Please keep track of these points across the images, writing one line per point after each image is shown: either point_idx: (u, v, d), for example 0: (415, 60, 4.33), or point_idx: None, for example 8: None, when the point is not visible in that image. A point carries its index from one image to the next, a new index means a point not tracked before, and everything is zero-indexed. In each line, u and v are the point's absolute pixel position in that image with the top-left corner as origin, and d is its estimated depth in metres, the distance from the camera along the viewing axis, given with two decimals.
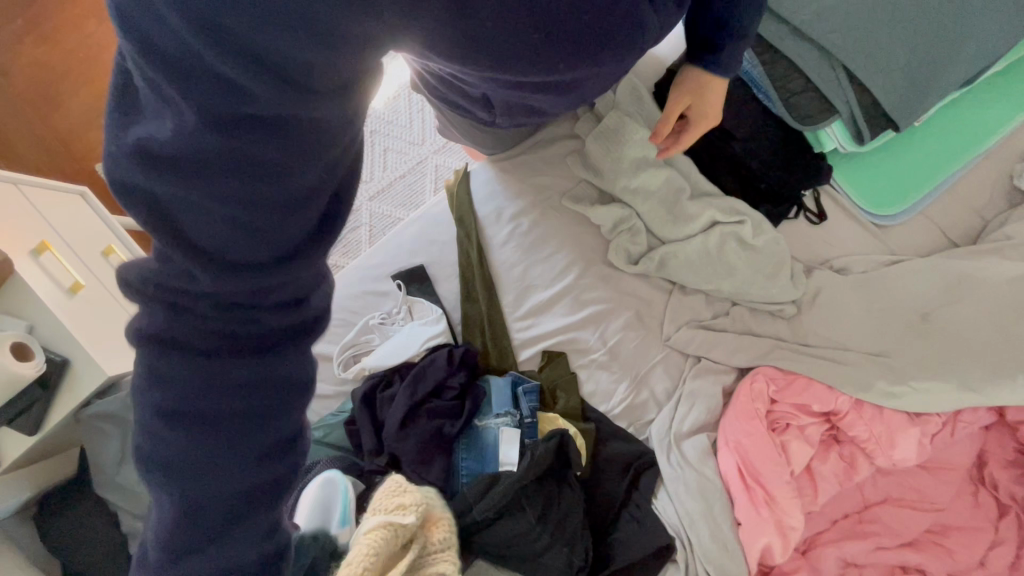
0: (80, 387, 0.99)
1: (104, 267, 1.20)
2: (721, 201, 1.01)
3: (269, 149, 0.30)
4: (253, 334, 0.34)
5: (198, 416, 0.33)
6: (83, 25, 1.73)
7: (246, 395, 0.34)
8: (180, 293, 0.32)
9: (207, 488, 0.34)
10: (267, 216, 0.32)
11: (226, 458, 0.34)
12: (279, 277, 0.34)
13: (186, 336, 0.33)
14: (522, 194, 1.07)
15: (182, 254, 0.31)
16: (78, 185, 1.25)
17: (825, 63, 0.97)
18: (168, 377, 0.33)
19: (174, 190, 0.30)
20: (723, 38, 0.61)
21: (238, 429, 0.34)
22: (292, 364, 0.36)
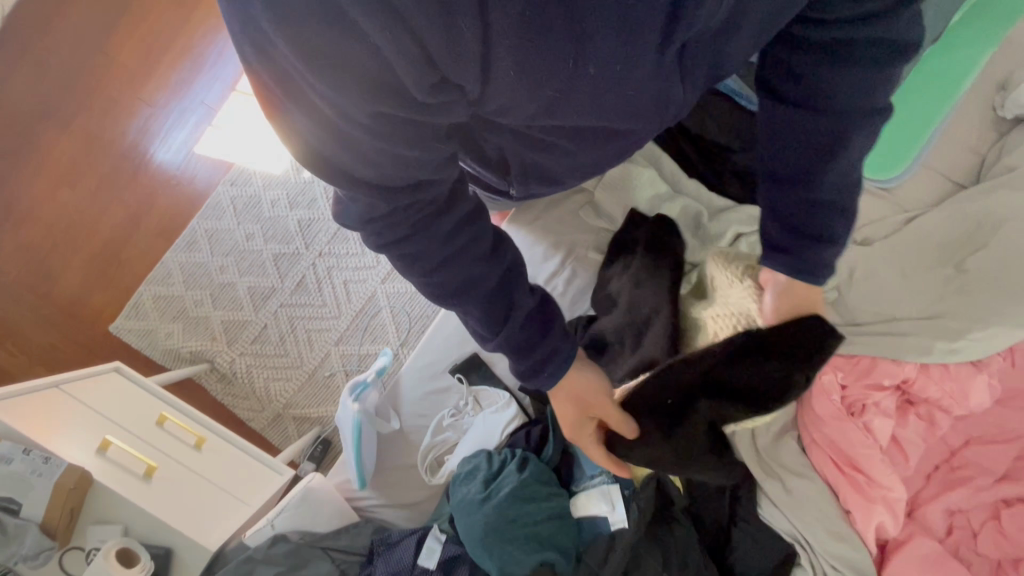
0: (187, 569, 1.04)
1: (164, 438, 1.16)
2: (741, 212, 1.01)
3: (395, 140, 0.36)
4: (456, 237, 0.49)
5: (469, 296, 0.52)
6: (57, 196, 1.72)
7: (479, 266, 0.51)
8: (399, 225, 0.45)
9: (482, 282, 0.52)
10: (409, 168, 0.40)
11: (477, 262, 0.51)
12: (435, 189, 0.45)
13: (428, 256, 0.48)
14: (551, 254, 1.08)
15: (388, 200, 0.42)
16: (108, 362, 1.25)
17: None
18: (434, 278, 0.50)
19: (342, 165, 0.38)
20: (807, 230, 0.62)
21: (494, 290, 0.53)
22: (464, 205, 0.50)
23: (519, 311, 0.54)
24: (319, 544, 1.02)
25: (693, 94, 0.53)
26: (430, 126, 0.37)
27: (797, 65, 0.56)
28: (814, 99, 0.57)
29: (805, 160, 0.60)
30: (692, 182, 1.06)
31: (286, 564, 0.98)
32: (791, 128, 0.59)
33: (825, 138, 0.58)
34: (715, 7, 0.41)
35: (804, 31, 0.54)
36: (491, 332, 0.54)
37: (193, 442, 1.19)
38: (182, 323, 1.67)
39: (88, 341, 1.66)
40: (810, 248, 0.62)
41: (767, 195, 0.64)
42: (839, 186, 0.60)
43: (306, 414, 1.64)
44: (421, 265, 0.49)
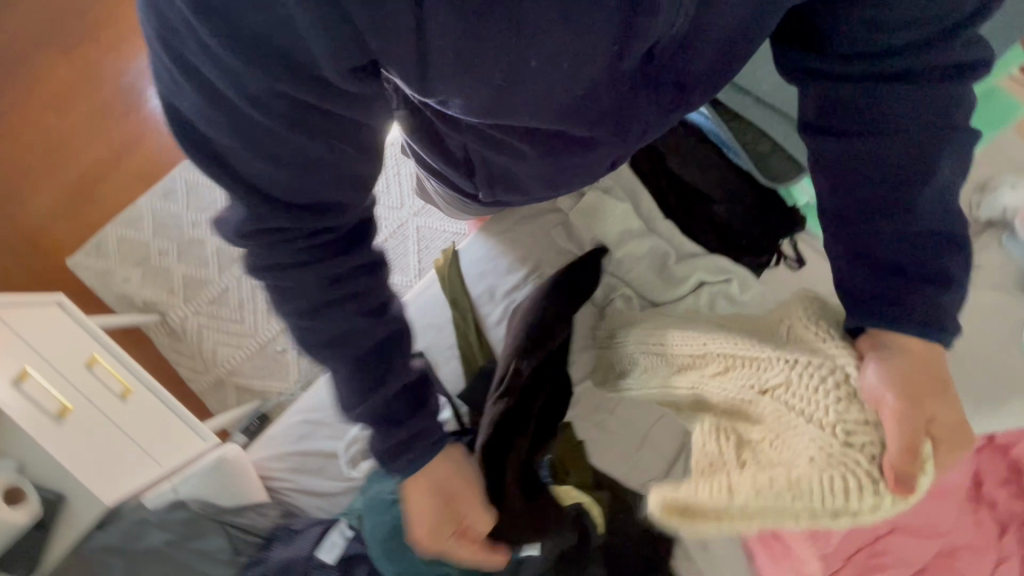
0: (79, 520, 1.00)
1: (91, 381, 1.12)
2: (707, 261, 1.02)
3: (293, 133, 0.35)
4: (333, 288, 0.45)
5: (335, 351, 0.47)
6: (42, 119, 1.68)
7: (358, 324, 0.47)
8: (277, 250, 0.42)
9: (358, 342, 0.47)
10: (301, 167, 0.37)
11: (356, 321, 0.46)
12: (324, 222, 0.42)
13: (301, 296, 0.44)
14: (515, 268, 1.07)
15: (271, 210, 0.39)
16: (54, 294, 1.21)
17: (790, 125, 0.98)
18: (305, 322, 0.46)
19: (230, 145, 0.35)
20: (921, 269, 0.52)
21: (365, 355, 0.48)
22: (362, 256, 0.46)
23: (383, 386, 0.49)
24: (219, 518, 1.00)
25: (657, 109, 0.53)
26: (328, 119, 0.35)
27: (864, 92, 0.53)
28: (888, 126, 0.53)
29: (890, 196, 0.53)
30: (666, 223, 1.06)
31: (179, 533, 0.96)
32: (867, 163, 0.54)
33: (905, 169, 0.53)
34: (672, 16, 0.41)
35: (867, 54, 0.52)
36: (350, 399, 0.49)
37: (120, 391, 1.16)
38: (142, 270, 1.63)
39: (40, 271, 1.60)
40: (926, 289, 0.52)
41: (847, 250, 0.56)
42: (937, 216, 0.53)
43: (249, 385, 1.60)
44: (292, 303, 0.45)
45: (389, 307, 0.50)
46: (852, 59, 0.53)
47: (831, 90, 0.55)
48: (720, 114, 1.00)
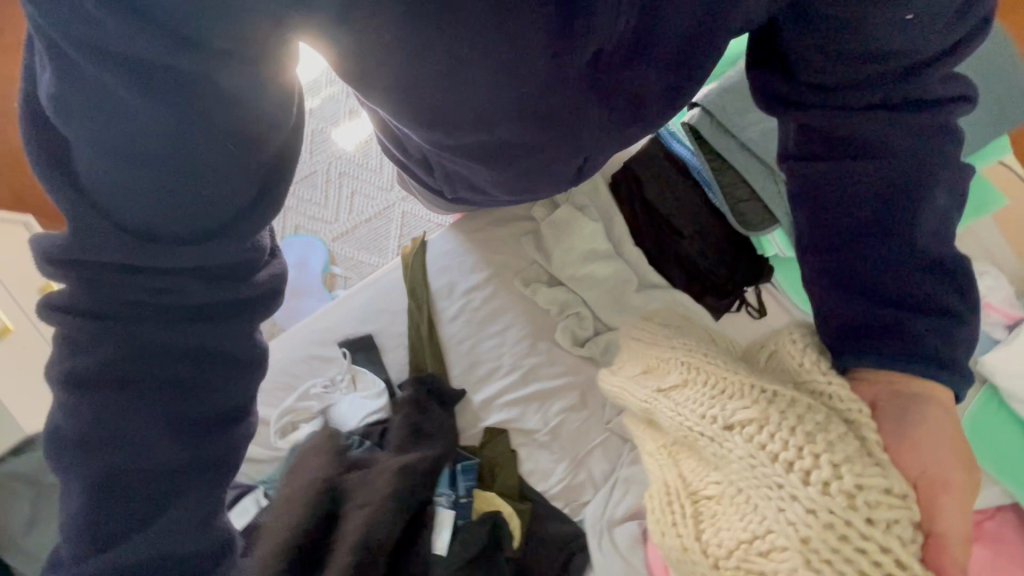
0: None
1: None
2: (666, 295, 1.03)
3: (158, 111, 0.25)
4: (154, 361, 0.30)
5: (95, 462, 0.30)
6: None
7: (161, 429, 0.30)
8: (97, 283, 0.28)
9: (154, 450, 0.30)
10: (175, 184, 0.27)
11: (171, 416, 0.31)
12: (179, 264, 0.29)
13: (90, 362, 0.29)
14: (478, 269, 1.08)
15: (108, 231, 0.27)
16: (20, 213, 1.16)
17: (769, 174, 0.98)
18: (85, 411, 0.29)
19: (92, 142, 0.25)
20: (916, 303, 0.40)
21: (159, 481, 0.31)
22: (224, 340, 0.31)
23: (135, 547, 0.30)
24: None
25: (608, 126, 0.51)
26: (222, 115, 0.26)
27: (843, 92, 0.42)
28: (873, 129, 0.41)
29: (880, 215, 0.41)
30: (635, 249, 1.07)
31: None
32: (849, 178, 0.42)
33: (894, 182, 0.41)
34: (613, 24, 0.38)
35: (841, 41, 0.40)
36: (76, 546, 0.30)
37: None
38: None
39: None
40: (925, 325, 0.40)
41: (827, 288, 0.43)
42: (936, 236, 0.41)
43: None
44: (75, 360, 0.29)
45: (244, 418, 0.34)
46: (824, 50, 0.41)
47: (797, 93, 0.44)
48: (704, 153, 1.01)
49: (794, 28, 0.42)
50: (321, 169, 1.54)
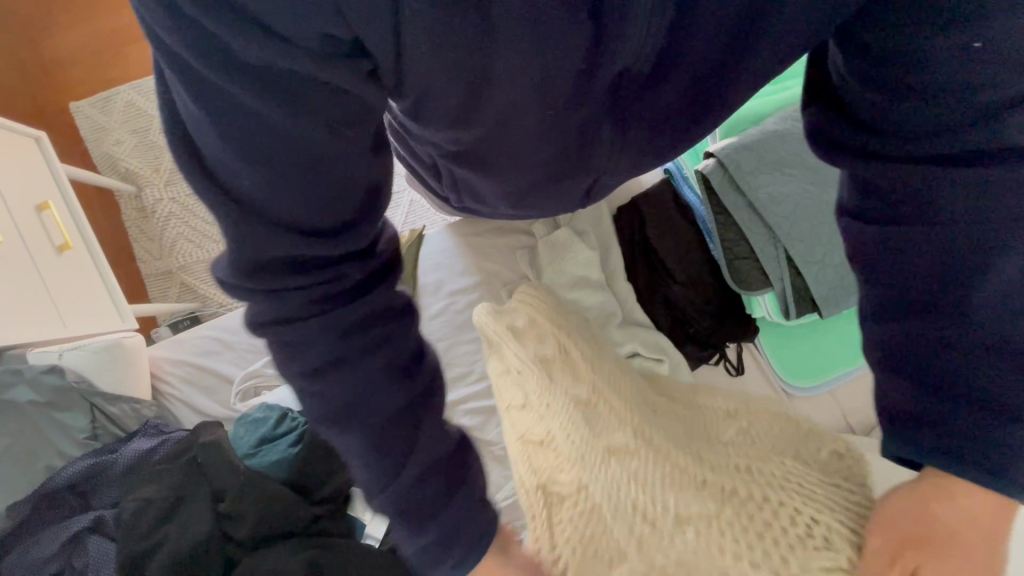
0: None
1: (35, 225, 1.13)
2: (648, 336, 1.03)
3: (299, 122, 0.27)
4: (355, 332, 0.33)
5: (358, 432, 0.35)
6: None
7: (379, 388, 0.34)
8: (277, 296, 0.30)
9: (373, 412, 0.35)
10: (322, 179, 0.29)
11: (373, 383, 0.34)
12: (344, 249, 0.31)
13: (308, 360, 0.32)
14: (469, 273, 1.09)
15: (275, 234, 0.29)
16: (38, 130, 1.18)
17: (769, 238, 0.98)
18: (319, 392, 0.34)
19: (236, 163, 0.27)
20: (971, 398, 0.35)
21: (399, 426, 0.36)
22: (390, 300, 0.35)
23: (416, 468, 0.37)
24: (88, 398, 1.02)
25: (621, 151, 0.51)
26: (341, 103, 0.28)
27: (911, 138, 0.37)
28: (942, 187, 0.36)
29: (937, 291, 0.37)
30: (626, 284, 1.06)
31: (46, 399, 0.98)
32: (909, 245, 0.38)
33: (960, 254, 0.36)
34: (641, 47, 0.39)
35: (905, 78, 0.36)
36: (376, 487, 0.37)
37: (59, 244, 1.16)
38: (138, 139, 1.57)
39: (40, 101, 1.55)
40: (967, 421, 0.35)
41: (881, 365, 0.39)
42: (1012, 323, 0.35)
43: (194, 286, 1.55)
44: (296, 362, 0.33)
45: (428, 356, 0.38)
46: (884, 86, 0.37)
47: (855, 137, 0.40)
48: (712, 207, 1.01)
49: (852, 63, 0.39)
50: None
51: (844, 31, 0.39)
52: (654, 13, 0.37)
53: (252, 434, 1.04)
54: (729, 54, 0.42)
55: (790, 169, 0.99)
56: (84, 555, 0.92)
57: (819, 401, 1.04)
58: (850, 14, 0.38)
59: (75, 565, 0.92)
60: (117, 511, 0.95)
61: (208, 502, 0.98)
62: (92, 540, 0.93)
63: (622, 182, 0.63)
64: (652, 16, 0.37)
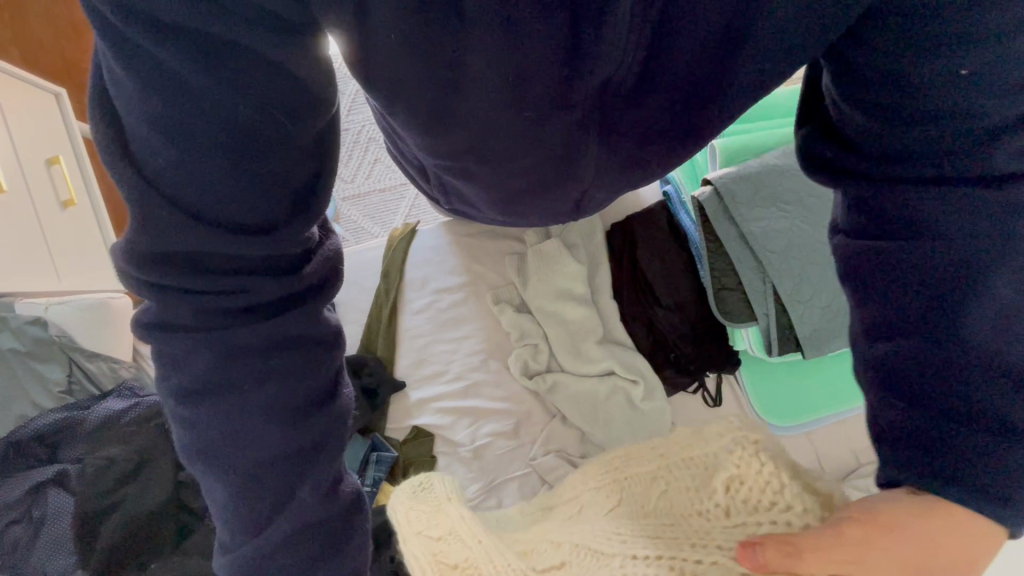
0: None
1: (42, 177, 1.15)
2: (627, 356, 1.02)
3: (223, 92, 0.26)
4: (249, 357, 0.32)
5: (231, 466, 0.33)
6: None
7: (266, 423, 0.33)
8: (174, 294, 0.29)
9: (253, 449, 0.33)
10: (242, 170, 0.28)
11: (260, 418, 0.32)
12: (257, 253, 0.30)
13: (191, 377, 0.31)
14: (456, 273, 1.11)
15: (177, 227, 0.28)
16: (55, 86, 1.20)
17: (757, 271, 0.98)
18: (197, 419, 0.32)
19: (148, 128, 0.26)
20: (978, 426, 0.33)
21: (280, 472, 0.34)
22: (304, 327, 0.34)
23: (290, 521, 0.34)
24: (70, 354, 1.06)
25: (603, 165, 0.51)
26: (280, 85, 0.27)
27: (898, 160, 0.36)
28: (934, 211, 0.35)
29: (932, 315, 0.35)
30: (611, 303, 1.06)
31: (26, 347, 1.02)
32: (907, 266, 0.36)
33: (957, 277, 0.34)
34: (622, 57, 0.37)
35: (893, 103, 0.35)
36: (239, 534, 0.34)
37: (64, 199, 1.18)
38: None
39: (71, 60, 1.50)
40: (969, 445, 0.33)
41: (881, 391, 0.36)
42: (1007, 354, 0.34)
43: None
44: (177, 376, 0.32)
45: (339, 396, 0.37)
46: (873, 107, 0.36)
47: (843, 160, 0.39)
48: (706, 233, 1.01)
49: (841, 85, 0.38)
50: (354, 129, 1.48)
51: (833, 52, 0.38)
52: (635, 20, 0.35)
53: None
54: (704, 80, 0.42)
55: (786, 205, 0.98)
56: (42, 507, 0.94)
57: (794, 441, 1.02)
58: (838, 36, 0.37)
59: (34, 516, 0.94)
60: (81, 466, 0.97)
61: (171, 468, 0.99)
62: (54, 492, 0.95)
63: (612, 199, 0.62)
64: (632, 24, 0.35)
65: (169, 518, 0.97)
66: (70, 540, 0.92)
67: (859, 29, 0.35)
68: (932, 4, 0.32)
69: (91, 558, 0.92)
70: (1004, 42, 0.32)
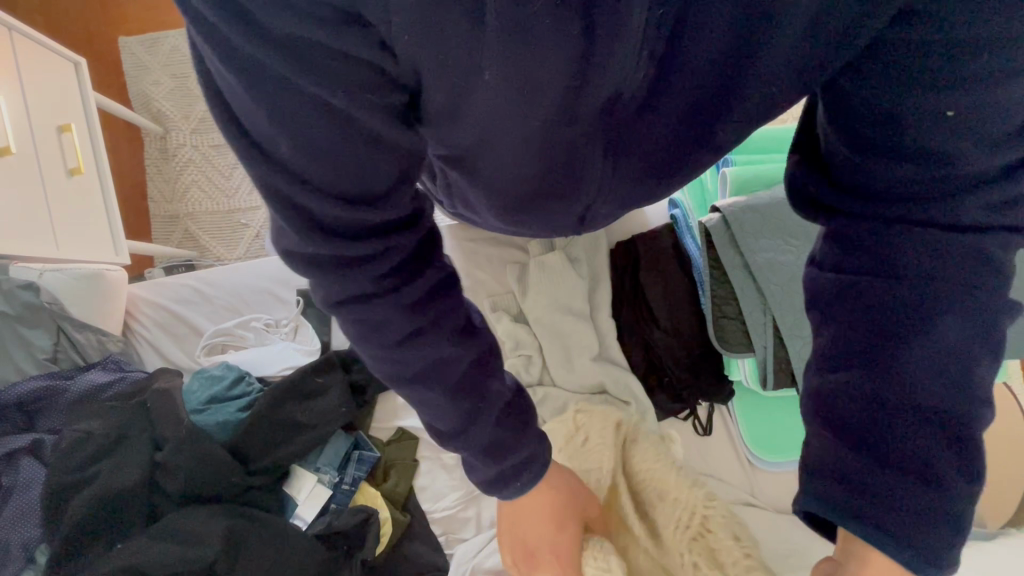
0: None
1: (51, 143, 1.14)
2: (620, 376, 1.01)
3: (305, 78, 0.25)
4: (413, 311, 0.36)
5: (440, 385, 0.40)
6: None
7: (447, 347, 0.39)
8: (348, 269, 0.32)
9: (449, 372, 0.39)
10: (360, 147, 0.28)
11: (442, 347, 0.38)
12: (392, 214, 0.32)
13: (388, 333, 0.36)
14: (456, 277, 1.10)
15: (322, 204, 0.29)
16: (75, 54, 1.20)
17: (758, 304, 0.97)
18: (407, 358, 0.38)
19: (248, 111, 0.26)
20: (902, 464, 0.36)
21: (468, 381, 0.41)
22: (437, 261, 0.38)
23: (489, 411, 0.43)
24: (59, 322, 1.05)
25: (609, 181, 0.50)
26: (361, 74, 0.26)
27: (906, 199, 0.37)
28: (906, 256, 0.36)
29: (876, 347, 0.37)
30: (608, 321, 1.05)
31: (18, 313, 1.02)
32: (862, 312, 0.38)
33: (895, 321, 0.37)
34: (631, 72, 0.35)
35: (897, 142, 0.35)
36: (448, 430, 0.42)
37: (71, 167, 1.18)
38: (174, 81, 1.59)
39: (93, 31, 1.49)
40: (884, 482, 0.36)
41: (822, 422, 0.39)
42: (937, 395, 0.36)
43: (196, 235, 1.46)
44: (376, 338, 0.36)
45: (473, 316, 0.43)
46: (873, 146, 0.36)
47: (844, 200, 0.39)
48: (711, 261, 1.00)
49: (840, 123, 0.38)
50: None
51: (834, 85, 0.38)
52: (649, 34, 0.33)
53: (218, 374, 1.06)
54: (723, 97, 0.40)
55: (791, 241, 0.98)
56: (12, 474, 0.93)
57: (780, 478, 1.01)
58: (837, 69, 0.37)
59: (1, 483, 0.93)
60: (58, 437, 0.96)
61: (149, 447, 0.98)
62: (26, 461, 0.95)
63: (617, 213, 0.62)
64: (646, 40, 0.33)
65: (140, 497, 0.96)
66: (39, 509, 0.92)
67: (864, 61, 0.35)
68: (941, 54, 0.32)
69: (58, 533, 0.91)
70: (1005, 87, 0.32)
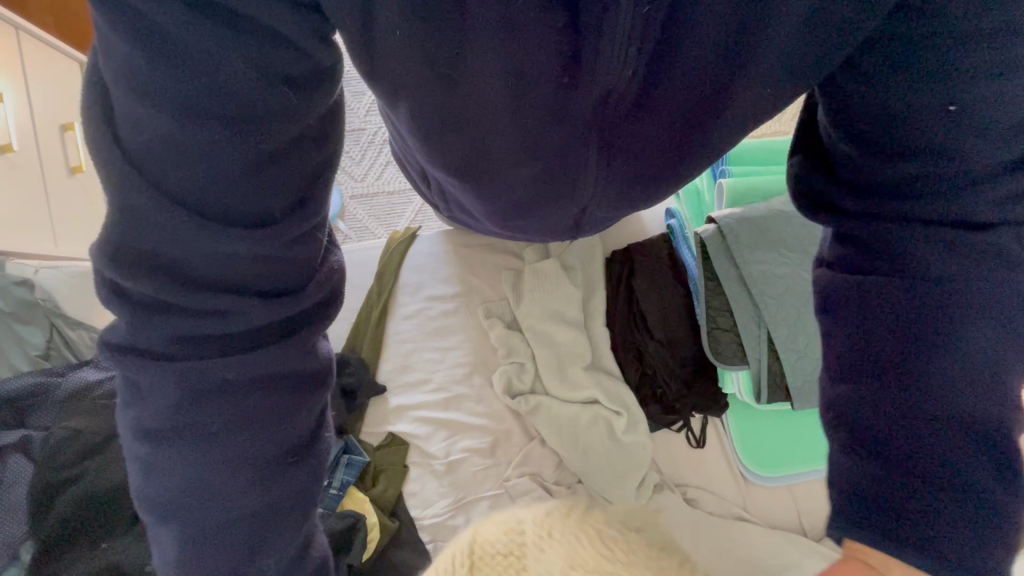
0: None
1: (51, 141, 1.15)
2: (612, 386, 1.00)
3: (213, 45, 0.22)
4: (224, 402, 0.27)
5: (200, 518, 0.28)
6: None
7: (236, 468, 0.28)
8: (157, 310, 0.26)
9: (213, 511, 0.28)
10: (227, 146, 0.24)
11: (226, 463, 0.28)
12: (245, 256, 0.26)
13: (157, 412, 0.27)
14: (451, 283, 1.10)
15: (154, 211, 0.24)
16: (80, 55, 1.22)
17: (754, 316, 0.96)
18: (160, 461, 0.28)
19: (128, 80, 0.22)
20: (910, 429, 0.33)
21: (252, 529, 0.29)
22: (299, 357, 0.29)
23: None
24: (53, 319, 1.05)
25: (606, 183, 0.50)
26: (290, 59, 0.24)
27: (898, 195, 0.34)
28: (929, 253, 0.33)
29: (902, 352, 0.34)
30: (602, 330, 1.04)
31: (13, 309, 1.02)
32: (893, 314, 0.34)
33: (924, 322, 0.33)
34: (620, 72, 0.36)
35: (888, 142, 0.34)
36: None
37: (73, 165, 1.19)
38: None
39: None
40: (931, 505, 0.32)
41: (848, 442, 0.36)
42: (966, 393, 0.33)
43: None
44: (139, 413, 0.27)
45: (317, 444, 0.32)
46: (869, 142, 0.35)
47: (852, 203, 0.36)
48: (705, 272, 1.00)
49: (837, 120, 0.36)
50: (370, 129, 1.47)
51: (829, 83, 0.36)
52: (636, 29, 0.33)
53: None
54: (715, 93, 0.40)
55: (790, 252, 0.97)
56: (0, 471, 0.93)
57: (772, 492, 1.00)
58: (834, 67, 0.35)
59: None
60: (47, 434, 0.96)
61: None
62: (15, 458, 0.95)
63: (613, 217, 0.62)
64: (633, 35, 0.33)
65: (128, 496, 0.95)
66: (26, 505, 0.91)
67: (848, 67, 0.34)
68: (918, 37, 0.30)
69: (42, 530, 0.90)
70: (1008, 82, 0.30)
